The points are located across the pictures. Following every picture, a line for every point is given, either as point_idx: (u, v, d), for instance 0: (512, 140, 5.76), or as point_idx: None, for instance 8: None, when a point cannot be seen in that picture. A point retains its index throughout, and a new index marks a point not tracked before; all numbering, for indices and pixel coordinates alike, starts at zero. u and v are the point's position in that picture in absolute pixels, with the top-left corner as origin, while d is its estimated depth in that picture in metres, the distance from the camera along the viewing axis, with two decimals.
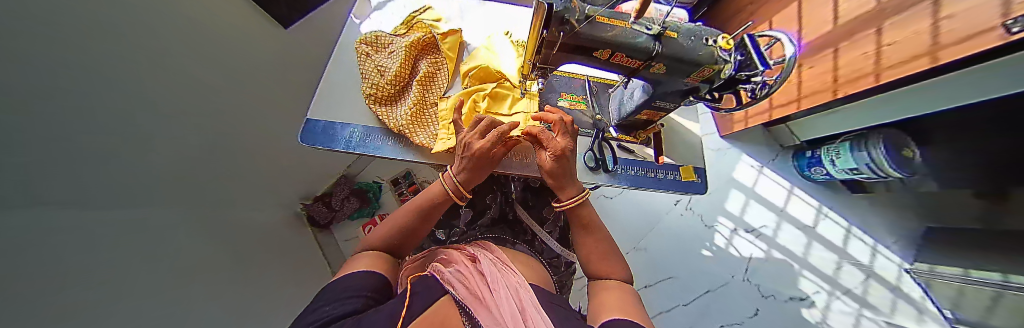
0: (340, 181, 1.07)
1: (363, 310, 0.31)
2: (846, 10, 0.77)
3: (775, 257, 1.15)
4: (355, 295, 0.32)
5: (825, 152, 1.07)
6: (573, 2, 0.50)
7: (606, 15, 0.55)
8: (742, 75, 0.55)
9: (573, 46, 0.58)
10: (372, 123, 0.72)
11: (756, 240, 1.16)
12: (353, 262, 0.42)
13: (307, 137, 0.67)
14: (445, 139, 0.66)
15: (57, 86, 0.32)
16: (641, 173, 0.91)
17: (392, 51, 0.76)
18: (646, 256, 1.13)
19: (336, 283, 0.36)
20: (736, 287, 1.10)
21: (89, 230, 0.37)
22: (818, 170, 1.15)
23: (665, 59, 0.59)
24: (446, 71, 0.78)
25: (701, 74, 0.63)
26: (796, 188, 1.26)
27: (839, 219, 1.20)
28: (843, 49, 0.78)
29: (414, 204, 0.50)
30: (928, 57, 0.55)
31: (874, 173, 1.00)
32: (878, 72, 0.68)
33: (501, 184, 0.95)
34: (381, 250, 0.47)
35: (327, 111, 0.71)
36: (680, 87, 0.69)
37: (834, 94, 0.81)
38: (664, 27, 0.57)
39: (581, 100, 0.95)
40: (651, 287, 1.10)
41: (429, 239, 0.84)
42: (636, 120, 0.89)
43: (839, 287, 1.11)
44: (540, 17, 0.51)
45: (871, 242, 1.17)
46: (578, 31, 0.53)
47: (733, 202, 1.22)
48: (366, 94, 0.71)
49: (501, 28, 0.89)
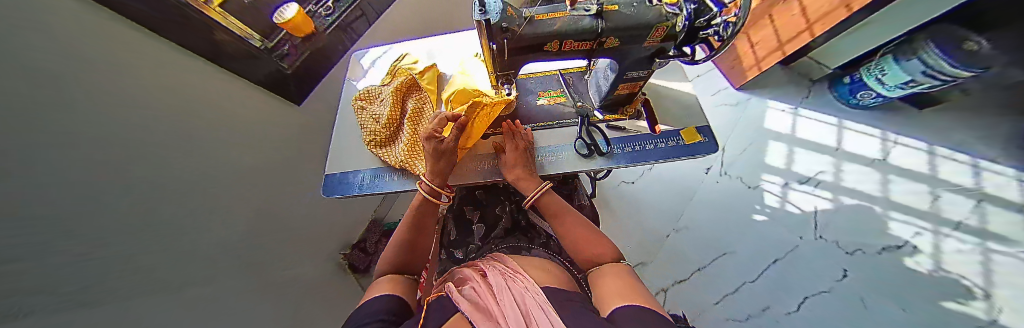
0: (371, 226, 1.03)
1: None
2: None
3: (848, 203, 0.99)
4: (373, 320, 0.35)
5: (866, 72, 0.97)
6: (510, 12, 0.57)
7: (544, 12, 0.58)
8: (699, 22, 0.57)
9: (522, 48, 0.63)
10: (377, 164, 0.78)
11: (815, 190, 1.01)
12: (372, 289, 0.45)
13: (327, 191, 0.74)
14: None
15: (164, 194, 0.41)
16: (641, 147, 0.88)
17: (382, 99, 0.78)
18: (691, 236, 1.01)
19: (356, 313, 0.39)
20: (808, 249, 0.92)
21: (212, 298, 0.47)
22: (866, 94, 1.02)
23: (612, 33, 0.59)
24: (431, 102, 0.78)
25: (656, 34, 0.61)
26: (846, 122, 1.12)
27: (912, 143, 1.05)
28: None
29: (407, 221, 0.56)
30: None
31: (937, 80, 0.87)
32: None
33: (509, 194, 0.99)
34: (394, 274, 0.49)
35: (341, 164, 0.78)
36: (643, 53, 0.67)
37: (849, 9, 0.76)
38: (602, 3, 0.58)
39: (559, 93, 0.97)
40: (705, 271, 0.94)
41: (449, 260, 0.86)
42: (618, 96, 0.86)
43: (945, 222, 0.92)
44: (483, 33, 0.58)
45: (967, 159, 1.00)
46: (521, 33, 0.59)
47: (776, 153, 1.08)
48: (367, 141, 0.76)
49: (472, 51, 0.94)
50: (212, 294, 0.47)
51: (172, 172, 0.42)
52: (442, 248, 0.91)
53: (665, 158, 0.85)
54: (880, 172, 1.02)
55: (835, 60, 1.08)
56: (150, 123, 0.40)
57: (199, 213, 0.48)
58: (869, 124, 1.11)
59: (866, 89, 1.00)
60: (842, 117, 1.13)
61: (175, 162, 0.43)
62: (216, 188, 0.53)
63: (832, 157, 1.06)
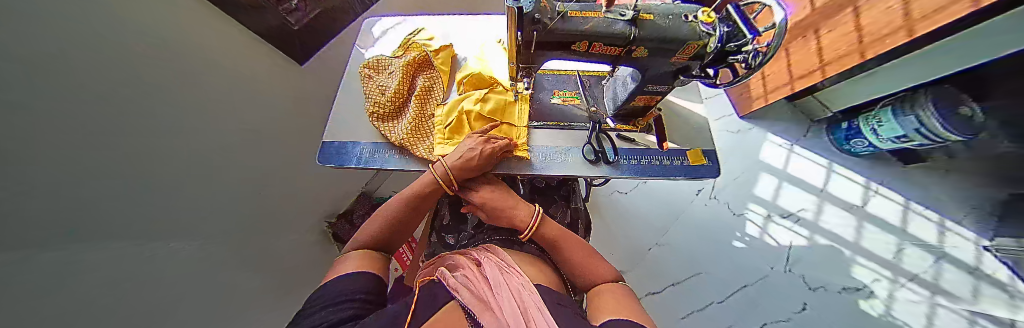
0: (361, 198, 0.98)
1: (356, 316, 0.35)
2: None
3: (821, 243, 1.03)
4: (349, 299, 0.36)
5: (864, 121, 1.00)
6: (545, 3, 0.53)
7: (577, 9, 0.57)
8: (731, 46, 0.57)
9: (549, 43, 0.60)
10: (377, 139, 0.77)
11: (795, 226, 1.05)
12: (340, 264, 0.46)
13: (322, 158, 0.74)
14: (441, 144, 0.74)
15: (139, 138, 0.38)
16: (649, 161, 0.87)
17: (392, 72, 0.81)
18: (673, 253, 1.04)
19: (328, 287, 0.40)
20: (777, 279, 0.99)
21: (175, 255, 0.44)
22: (859, 142, 1.07)
23: (643, 42, 0.58)
24: (441, 84, 0.83)
25: (687, 51, 0.61)
26: (836, 165, 1.15)
27: (892, 195, 1.08)
28: (863, 7, 0.72)
29: (407, 196, 0.58)
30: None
31: (929, 140, 0.90)
32: (909, 25, 0.60)
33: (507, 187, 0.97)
34: (369, 249, 0.52)
35: (340, 133, 0.77)
36: (668, 68, 0.68)
37: (862, 56, 0.77)
38: (638, 10, 0.57)
39: (574, 95, 0.96)
40: (679, 286, 0.99)
41: (440, 244, 0.87)
42: (634, 107, 0.86)
43: (903, 273, 0.96)
44: (512, 20, 0.54)
45: (936, 217, 1.04)
46: (551, 28, 0.55)
47: (765, 185, 1.13)
48: (368, 112, 0.77)
49: (492, 36, 0.93)
50: (177, 250, 0.45)
51: (160, 133, 0.41)
52: (434, 231, 0.91)
53: (671, 175, 0.86)
54: (857, 218, 1.05)
55: (839, 103, 1.09)
56: (119, 56, 0.35)
57: (176, 162, 0.45)
58: (859, 171, 1.13)
59: (861, 137, 1.04)
60: (839, 162, 1.16)
61: (157, 122, 0.41)
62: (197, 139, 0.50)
63: (815, 196, 1.10)
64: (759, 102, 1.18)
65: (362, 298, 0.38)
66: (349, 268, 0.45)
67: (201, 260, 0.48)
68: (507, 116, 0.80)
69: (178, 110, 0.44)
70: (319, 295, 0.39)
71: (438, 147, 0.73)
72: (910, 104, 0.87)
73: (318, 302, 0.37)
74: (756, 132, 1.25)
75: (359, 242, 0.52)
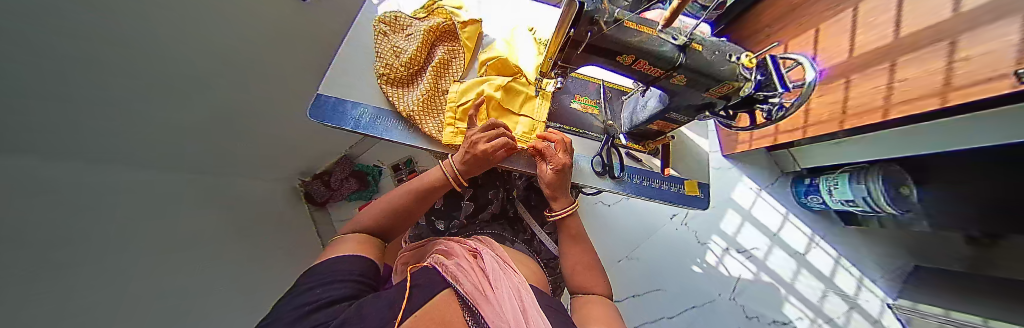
0: (341, 162, 1.10)
1: (352, 293, 0.31)
2: (864, 40, 0.74)
3: (764, 279, 1.18)
4: (342, 278, 0.32)
5: (824, 180, 1.07)
6: (604, 3, 0.49)
7: (634, 20, 0.54)
8: (761, 94, 0.57)
9: (597, 48, 0.57)
10: (383, 105, 0.72)
11: (746, 261, 1.20)
12: (336, 245, 0.42)
13: (313, 111, 0.66)
14: (452, 125, 0.70)
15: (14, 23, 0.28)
16: (646, 183, 0.91)
17: (410, 34, 0.75)
18: (641, 267, 1.20)
19: (315, 272, 0.34)
20: (722, 305, 1.14)
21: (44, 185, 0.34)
22: (814, 198, 1.14)
23: (686, 71, 0.59)
24: (462, 59, 0.77)
25: (720, 89, 0.63)
26: (790, 214, 1.28)
27: (829, 248, 1.22)
28: (855, 80, 0.78)
29: (410, 189, 0.53)
30: (939, 97, 0.52)
31: (870, 208, 0.98)
32: (887, 108, 0.67)
33: (504, 180, 0.95)
34: (370, 233, 0.49)
35: (337, 89, 0.71)
36: (697, 101, 0.69)
37: (840, 124, 0.82)
38: (691, 38, 0.56)
39: (593, 103, 0.94)
40: (640, 297, 1.15)
41: (429, 228, 0.87)
42: (648, 129, 0.87)
43: (823, 315, 1.14)
44: (570, 15, 0.49)
45: (858, 273, 1.18)
46: (606, 33, 0.52)
47: (729, 221, 1.25)
48: (378, 74, 0.72)
49: (525, 22, 0.88)
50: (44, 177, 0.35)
51: (53, 57, 0.34)
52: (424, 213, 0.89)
53: (667, 200, 0.91)
54: (797, 263, 1.20)
55: (808, 161, 1.18)
56: None
57: (58, 68, 0.35)
58: (808, 224, 1.27)
59: (817, 194, 1.11)
60: (795, 212, 1.28)
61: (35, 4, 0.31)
62: (101, 49, 0.40)
63: (768, 239, 1.23)
64: (740, 146, 1.24)
65: (353, 287, 0.32)
66: (345, 250, 0.40)
67: (117, 207, 0.46)
68: (525, 110, 0.77)
69: (90, 42, 0.38)
70: (301, 284, 0.31)
71: (448, 128, 0.69)
72: (866, 174, 0.93)
73: (301, 289, 0.29)
74: (735, 172, 1.34)
75: (362, 225, 0.48)
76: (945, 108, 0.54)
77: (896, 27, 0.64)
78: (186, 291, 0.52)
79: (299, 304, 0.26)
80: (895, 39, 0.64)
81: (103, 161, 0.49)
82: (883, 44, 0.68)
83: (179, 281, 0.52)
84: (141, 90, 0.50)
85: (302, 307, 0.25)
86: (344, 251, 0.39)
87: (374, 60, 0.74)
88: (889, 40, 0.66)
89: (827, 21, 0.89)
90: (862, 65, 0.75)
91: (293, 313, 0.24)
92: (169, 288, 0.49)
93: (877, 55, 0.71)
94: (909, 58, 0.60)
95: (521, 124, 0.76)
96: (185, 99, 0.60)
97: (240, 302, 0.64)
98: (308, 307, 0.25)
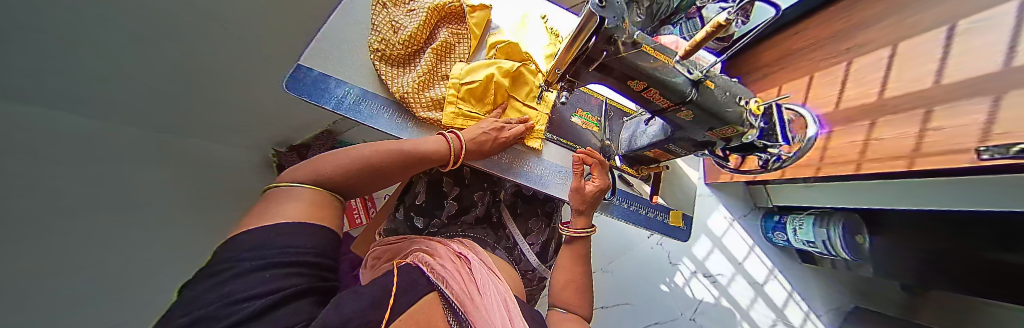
0: (321, 137, 1.04)
1: (306, 291, 0.22)
2: (850, 95, 0.77)
3: (723, 304, 1.21)
4: (301, 265, 0.23)
5: (790, 220, 1.09)
6: (626, 22, 0.44)
7: (653, 46, 0.50)
8: (759, 143, 0.55)
9: (608, 69, 0.52)
10: (370, 83, 0.64)
11: (710, 285, 1.22)
12: (282, 203, 0.28)
13: (291, 86, 0.57)
14: (452, 104, 0.64)
15: None
16: (633, 208, 0.88)
17: (412, 10, 0.66)
18: (613, 280, 1.19)
19: (251, 237, 0.22)
20: (682, 324, 1.16)
21: None
22: (779, 235, 1.16)
23: (695, 107, 0.54)
24: (468, 43, 0.69)
25: (723, 131, 0.58)
26: (757, 247, 1.29)
27: (785, 282, 1.25)
28: (835, 133, 0.80)
29: (405, 152, 0.47)
30: (906, 160, 0.59)
31: (826, 251, 1.00)
32: (860, 162, 0.70)
33: (492, 182, 0.88)
34: (330, 190, 0.35)
35: (322, 61, 0.62)
36: (697, 138, 0.64)
37: (815, 171, 0.84)
38: (705, 75, 0.51)
39: (594, 120, 0.87)
40: (608, 309, 1.14)
41: (405, 224, 0.78)
42: (643, 155, 0.81)
43: None
44: (583, 35, 0.44)
45: (805, 308, 1.22)
46: (622, 55, 0.48)
47: (701, 247, 1.26)
48: (373, 49, 0.63)
49: (538, 10, 0.82)
50: None
51: None
52: (402, 208, 0.82)
53: (651, 228, 0.90)
54: (755, 293, 1.23)
55: (780, 199, 1.20)
56: None
57: None
58: (772, 258, 1.28)
59: (782, 231, 1.14)
60: (761, 245, 1.29)
61: None
62: None
63: (734, 268, 1.25)
64: (724, 177, 1.21)
65: (311, 276, 0.24)
66: (296, 215, 0.27)
67: (13, 161, 0.37)
68: (530, 99, 0.73)
69: None
70: (223, 257, 0.20)
71: (448, 107, 0.64)
72: (828, 219, 0.95)
73: (235, 265, 0.19)
74: (713, 200, 1.33)
75: (326, 176, 0.35)
76: (910, 171, 0.60)
77: (881, 88, 0.69)
78: (80, 263, 0.45)
79: (241, 296, 0.16)
80: (876, 100, 0.69)
81: (15, 103, 0.40)
82: (865, 101, 0.72)
83: (72, 252, 0.44)
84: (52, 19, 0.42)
85: (243, 304, 0.16)
86: (299, 218, 0.27)
87: (369, 33, 0.66)
88: (869, 100, 0.72)
89: (821, 70, 0.88)
90: (841, 121, 0.79)
91: (235, 313, 0.15)
92: (60, 259, 0.42)
93: (858, 112, 0.74)
94: (890, 119, 0.65)
95: (529, 113, 0.73)
96: (114, 40, 0.51)
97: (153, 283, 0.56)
98: (255, 305, 0.17)
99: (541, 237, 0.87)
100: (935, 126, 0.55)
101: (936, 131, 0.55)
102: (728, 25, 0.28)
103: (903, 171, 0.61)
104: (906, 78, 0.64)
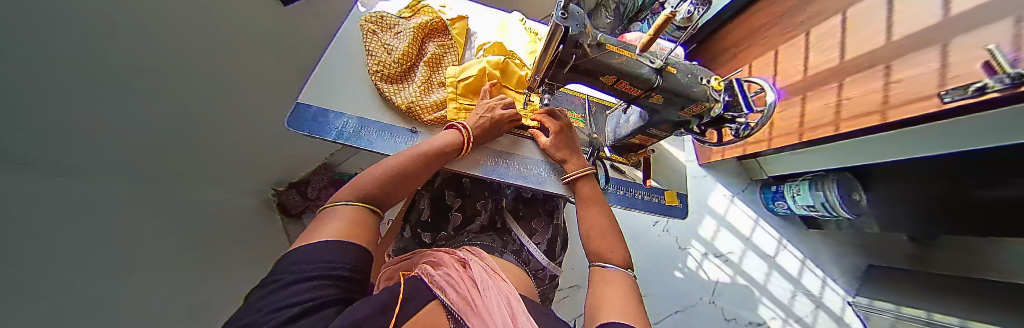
0: (319, 171, 1.11)
1: (338, 304, 0.23)
2: (816, 62, 0.87)
3: (739, 282, 1.22)
4: (331, 278, 0.24)
5: (789, 187, 1.16)
6: (589, 28, 0.53)
7: (614, 43, 0.58)
8: (728, 115, 0.62)
9: (581, 70, 0.60)
10: (375, 101, 0.71)
11: (723, 265, 1.24)
12: (325, 225, 0.33)
13: (293, 122, 0.61)
14: (453, 100, 0.72)
15: None
16: (630, 194, 0.95)
17: (399, 32, 0.76)
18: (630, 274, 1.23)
19: (299, 255, 0.26)
20: (703, 309, 1.16)
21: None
22: (781, 204, 1.22)
23: (664, 92, 0.62)
24: (455, 53, 0.79)
25: (693, 109, 0.66)
26: (760, 220, 1.34)
27: (794, 250, 1.31)
28: (810, 98, 0.88)
29: (422, 150, 0.54)
30: (879, 115, 0.67)
31: (827, 212, 1.07)
32: (836, 124, 0.78)
33: (493, 191, 0.95)
34: (369, 205, 0.41)
35: (322, 97, 0.67)
36: (674, 119, 0.71)
37: (800, 137, 0.91)
38: (667, 62, 0.60)
39: (579, 117, 0.94)
40: None
41: (413, 241, 0.82)
42: (629, 143, 0.88)
43: (793, 315, 1.19)
44: (556, 38, 0.52)
45: (820, 273, 1.26)
46: (589, 55, 0.56)
47: (705, 226, 1.30)
48: (372, 71, 0.71)
49: (515, 15, 0.93)
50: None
51: None
52: (409, 225, 0.86)
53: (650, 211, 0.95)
54: (768, 265, 1.27)
55: (777, 169, 1.26)
56: None
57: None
58: (776, 228, 1.34)
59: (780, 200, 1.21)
60: (761, 216, 1.36)
61: None
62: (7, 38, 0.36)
63: (743, 244, 1.30)
64: (716, 156, 1.31)
65: (344, 290, 0.25)
66: (333, 234, 0.31)
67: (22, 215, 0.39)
68: (520, 87, 0.81)
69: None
70: (278, 275, 0.24)
71: (450, 104, 0.72)
72: (823, 182, 1.03)
73: (281, 280, 0.22)
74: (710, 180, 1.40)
75: (364, 190, 0.41)
76: (883, 124, 0.68)
77: (841, 53, 0.80)
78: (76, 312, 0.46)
79: (278, 306, 0.18)
80: (840, 63, 0.80)
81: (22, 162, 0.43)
82: (830, 66, 0.83)
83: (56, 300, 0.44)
84: (32, 48, 0.42)
85: (282, 310, 0.18)
86: (337, 237, 0.31)
87: (365, 59, 0.74)
88: (834, 64, 0.82)
89: (784, 43, 1.00)
90: (816, 84, 0.87)
91: (272, 319, 0.17)
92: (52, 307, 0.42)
93: (830, 74, 0.83)
94: (857, 78, 0.74)
95: (522, 98, 0.81)
96: (100, 68, 0.54)
97: (163, 316, 0.57)
98: (291, 311, 0.18)
99: (547, 236, 0.91)
100: (898, 79, 0.64)
101: (899, 83, 0.64)
102: (674, 15, 0.37)
103: (875, 125, 0.69)
104: (858, 41, 0.75)
